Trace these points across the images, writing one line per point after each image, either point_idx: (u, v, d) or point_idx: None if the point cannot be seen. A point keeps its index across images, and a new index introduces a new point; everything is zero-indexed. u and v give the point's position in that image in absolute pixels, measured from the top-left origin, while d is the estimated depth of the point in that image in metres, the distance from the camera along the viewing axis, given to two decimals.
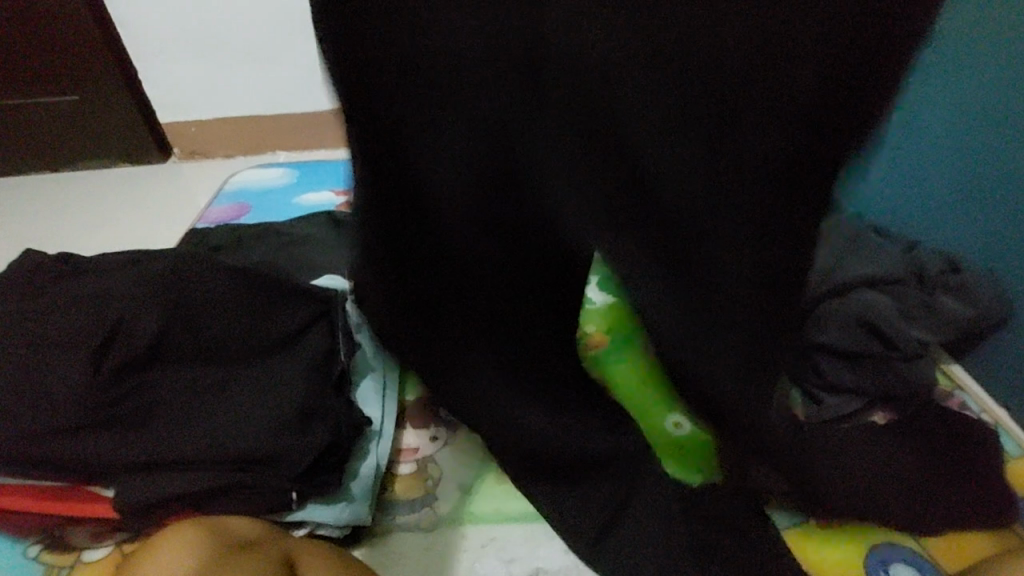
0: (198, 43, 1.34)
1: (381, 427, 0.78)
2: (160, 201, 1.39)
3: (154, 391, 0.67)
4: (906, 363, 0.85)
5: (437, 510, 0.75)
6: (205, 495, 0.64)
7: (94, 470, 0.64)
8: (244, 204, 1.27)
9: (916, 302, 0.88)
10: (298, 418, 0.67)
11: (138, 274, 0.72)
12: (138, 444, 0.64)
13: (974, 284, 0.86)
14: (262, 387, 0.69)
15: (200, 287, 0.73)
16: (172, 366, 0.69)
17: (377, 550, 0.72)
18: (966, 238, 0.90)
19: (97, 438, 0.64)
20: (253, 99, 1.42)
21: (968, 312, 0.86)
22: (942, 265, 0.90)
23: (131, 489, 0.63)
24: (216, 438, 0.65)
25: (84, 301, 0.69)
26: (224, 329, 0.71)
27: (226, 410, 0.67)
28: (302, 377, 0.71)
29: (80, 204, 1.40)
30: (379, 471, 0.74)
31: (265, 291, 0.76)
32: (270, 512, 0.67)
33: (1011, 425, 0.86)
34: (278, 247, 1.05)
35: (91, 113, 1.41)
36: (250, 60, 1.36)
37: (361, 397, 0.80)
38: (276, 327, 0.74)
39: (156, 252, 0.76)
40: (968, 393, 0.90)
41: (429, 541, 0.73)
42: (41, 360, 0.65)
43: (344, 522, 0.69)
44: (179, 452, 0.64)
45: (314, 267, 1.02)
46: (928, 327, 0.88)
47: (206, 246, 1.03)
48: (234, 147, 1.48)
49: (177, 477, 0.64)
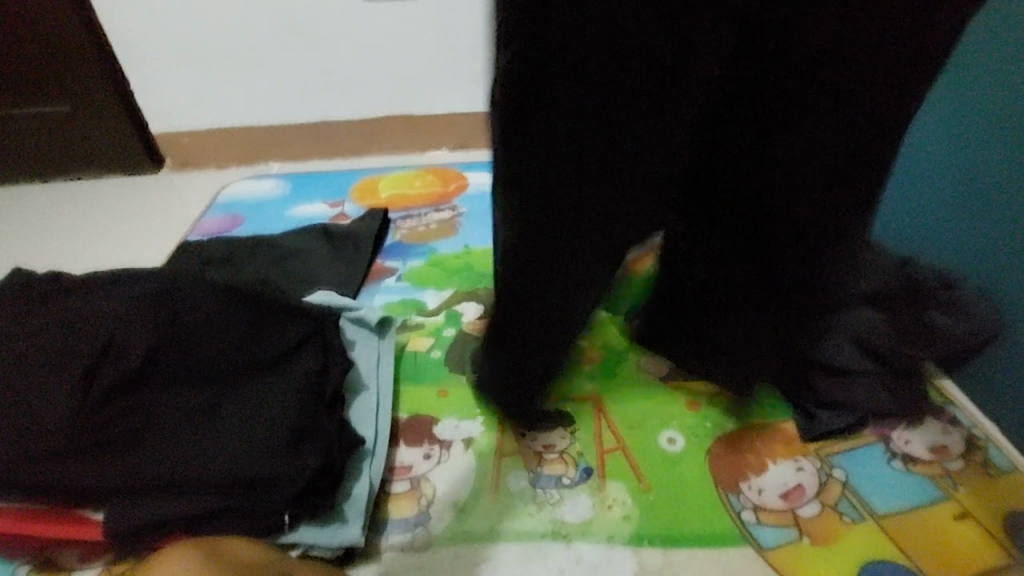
0: (193, 56, 1.34)
1: (375, 447, 0.77)
2: (152, 212, 1.38)
3: (145, 411, 0.66)
4: (895, 380, 0.87)
5: (430, 530, 0.75)
6: (197, 518, 0.64)
7: (84, 493, 0.64)
8: (237, 216, 1.27)
9: (908, 321, 0.90)
10: (292, 438, 0.67)
11: (132, 293, 0.71)
12: (129, 465, 0.64)
13: (965, 301, 0.87)
14: (255, 407, 0.69)
15: (194, 306, 0.72)
16: (164, 386, 0.68)
17: (370, 571, 0.71)
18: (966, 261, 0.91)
19: (88, 459, 0.63)
20: (248, 111, 1.42)
21: (961, 330, 0.86)
22: (935, 281, 0.90)
23: (121, 511, 0.63)
24: (208, 460, 0.64)
25: (75, 321, 0.69)
26: (217, 349, 0.71)
27: (218, 430, 0.67)
28: (295, 396, 0.70)
29: (70, 215, 1.38)
30: (372, 491, 0.73)
31: (258, 309, 0.76)
32: (262, 534, 0.66)
33: (1002, 442, 0.86)
34: (271, 262, 1.04)
35: (84, 124, 1.41)
36: (245, 73, 1.36)
37: (355, 415, 0.80)
38: (270, 346, 0.74)
39: (150, 271, 0.76)
40: (959, 410, 0.90)
41: (422, 562, 0.72)
42: (29, 381, 0.65)
43: (336, 544, 0.68)
44: (171, 473, 0.64)
45: (307, 282, 1.02)
46: (922, 343, 0.89)
47: (198, 261, 1.03)
48: (228, 159, 1.48)
49: (168, 500, 0.63)
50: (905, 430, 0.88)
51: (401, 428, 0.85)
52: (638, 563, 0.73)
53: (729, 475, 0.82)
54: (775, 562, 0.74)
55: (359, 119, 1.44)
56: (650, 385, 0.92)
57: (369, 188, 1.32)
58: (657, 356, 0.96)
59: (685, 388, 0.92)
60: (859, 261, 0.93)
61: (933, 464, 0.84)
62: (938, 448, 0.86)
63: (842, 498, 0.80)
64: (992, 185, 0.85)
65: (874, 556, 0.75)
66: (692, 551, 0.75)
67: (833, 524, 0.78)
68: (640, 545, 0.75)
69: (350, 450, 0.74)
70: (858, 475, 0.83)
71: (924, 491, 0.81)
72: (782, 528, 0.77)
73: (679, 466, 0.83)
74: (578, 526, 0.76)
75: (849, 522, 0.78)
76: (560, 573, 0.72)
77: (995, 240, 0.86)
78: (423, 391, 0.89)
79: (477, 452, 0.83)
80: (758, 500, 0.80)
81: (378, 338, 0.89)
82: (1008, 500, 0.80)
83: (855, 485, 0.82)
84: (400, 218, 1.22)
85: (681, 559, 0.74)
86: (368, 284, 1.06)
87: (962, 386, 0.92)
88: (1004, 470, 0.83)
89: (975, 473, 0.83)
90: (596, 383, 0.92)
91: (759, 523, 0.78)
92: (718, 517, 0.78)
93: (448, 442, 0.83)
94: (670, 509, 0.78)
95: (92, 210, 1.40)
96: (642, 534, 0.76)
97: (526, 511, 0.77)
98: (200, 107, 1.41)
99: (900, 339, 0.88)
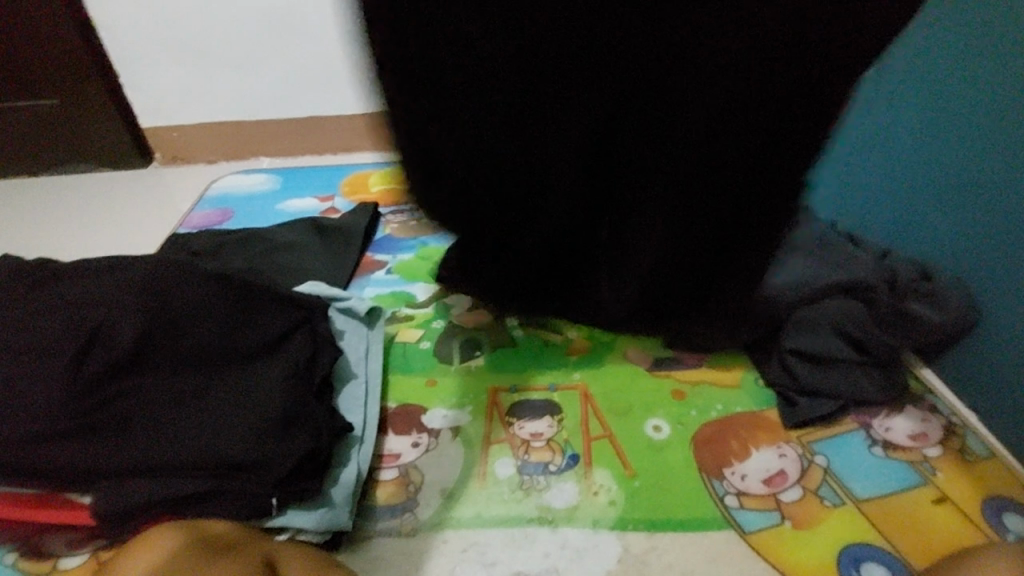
0: (183, 50, 1.33)
1: (363, 434, 0.78)
2: (141, 206, 1.38)
3: (134, 397, 0.67)
4: (876, 367, 0.88)
5: (418, 516, 0.76)
6: (186, 501, 0.64)
7: (72, 476, 0.64)
8: (227, 209, 1.27)
9: (888, 310, 0.90)
10: (280, 424, 0.67)
11: (120, 280, 0.72)
12: (118, 449, 0.64)
13: (944, 292, 0.88)
14: (243, 394, 0.69)
15: (182, 293, 0.73)
16: (153, 372, 0.69)
17: (358, 556, 0.72)
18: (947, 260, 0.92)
19: (76, 443, 0.63)
20: (238, 105, 1.41)
21: (940, 320, 0.88)
22: (914, 273, 0.92)
23: (109, 495, 0.63)
24: (197, 444, 0.65)
25: (63, 307, 0.69)
26: (206, 336, 0.71)
27: (207, 416, 0.67)
28: (284, 382, 0.71)
29: (58, 208, 1.38)
30: (360, 477, 0.74)
31: (247, 297, 0.76)
32: (250, 518, 0.67)
33: (979, 428, 0.88)
34: (260, 254, 1.04)
35: (72, 118, 1.40)
36: (235, 67, 1.36)
37: (344, 403, 0.80)
38: (258, 334, 0.74)
39: (138, 259, 0.76)
40: (938, 398, 0.92)
41: (409, 547, 0.73)
42: (17, 365, 0.65)
43: (324, 528, 0.68)
44: (160, 457, 0.64)
45: (297, 273, 1.02)
46: (900, 332, 0.90)
47: (187, 252, 1.03)
48: (218, 153, 1.48)
49: (156, 483, 0.64)
50: (886, 418, 0.89)
51: (389, 416, 0.86)
52: (623, 546, 0.75)
53: (713, 461, 0.84)
54: (758, 545, 0.76)
55: (349, 115, 1.44)
56: (636, 374, 0.94)
57: (359, 182, 1.33)
58: (643, 346, 0.97)
59: (671, 377, 0.93)
60: (840, 252, 0.95)
61: (912, 451, 0.86)
62: (916, 434, 0.88)
63: (823, 482, 0.82)
64: (977, 179, 0.85)
65: (854, 538, 0.77)
66: (675, 535, 0.76)
67: (814, 508, 0.80)
68: (624, 529, 0.76)
69: (338, 437, 0.75)
70: (839, 460, 0.85)
71: (902, 475, 0.83)
72: (765, 513, 0.79)
73: (663, 454, 0.84)
74: (564, 511, 0.77)
75: (829, 506, 0.80)
76: (546, 557, 0.73)
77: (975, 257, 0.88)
78: (412, 381, 0.90)
79: (465, 440, 0.83)
80: (742, 485, 0.81)
81: (367, 328, 0.89)
82: (984, 484, 0.82)
83: (836, 470, 0.83)
84: (390, 212, 1.22)
85: (665, 543, 0.75)
86: (358, 276, 1.07)
87: (940, 374, 0.94)
88: (981, 455, 0.85)
89: (951, 459, 0.85)
90: (583, 373, 0.93)
91: (742, 507, 0.79)
92: (702, 503, 0.79)
93: (436, 431, 0.84)
94: (653, 494, 0.80)
95: (80, 203, 1.39)
96: (626, 519, 0.77)
97: (513, 497, 0.78)
98: (190, 102, 1.40)
99: (880, 328, 0.89)
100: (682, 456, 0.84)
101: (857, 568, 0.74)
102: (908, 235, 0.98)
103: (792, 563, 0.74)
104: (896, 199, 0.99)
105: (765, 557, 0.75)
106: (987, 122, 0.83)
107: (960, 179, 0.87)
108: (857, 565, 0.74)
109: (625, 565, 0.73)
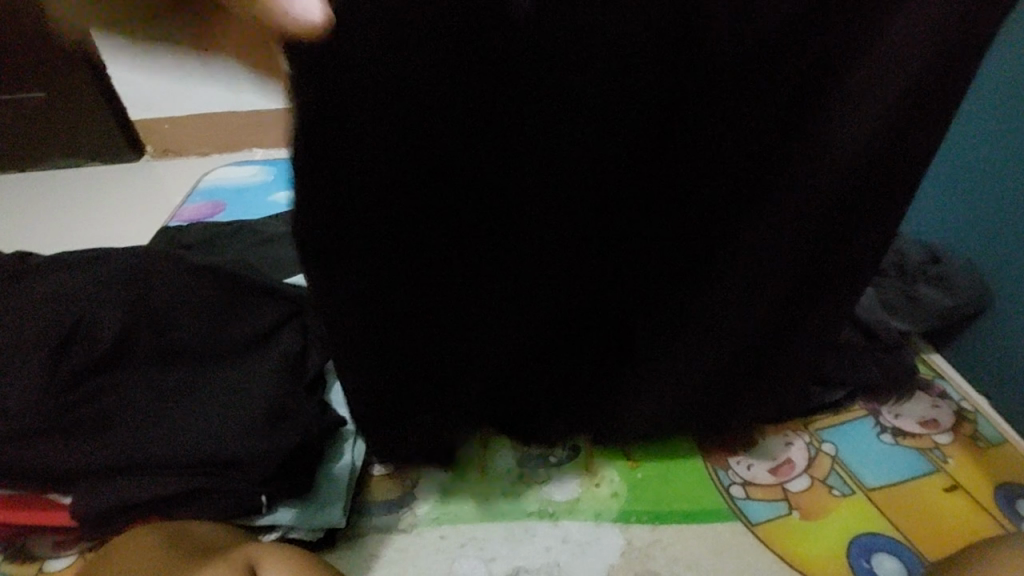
0: (169, 39, 1.28)
1: (357, 427, 0.75)
2: (130, 200, 1.35)
3: (118, 394, 0.65)
4: (885, 353, 0.85)
5: (415, 511, 0.74)
6: (173, 500, 0.62)
7: (55, 477, 0.62)
8: (218, 202, 1.24)
9: (896, 293, 0.88)
10: (268, 420, 0.65)
11: (102, 275, 0.69)
12: (100, 449, 0.62)
13: (954, 274, 0.85)
14: (228, 391, 0.67)
15: (164, 289, 0.70)
16: (137, 369, 0.67)
17: (353, 554, 0.70)
18: (976, 257, 0.87)
19: (59, 443, 0.62)
20: (229, 95, 1.38)
21: (950, 303, 0.85)
22: (922, 256, 0.89)
23: (93, 495, 0.61)
24: (181, 443, 0.63)
25: (41, 303, 0.66)
26: (190, 331, 0.69)
27: (191, 414, 0.65)
28: (271, 378, 0.68)
29: (46, 203, 1.35)
30: (354, 472, 0.71)
31: (234, 289, 0.73)
32: (240, 516, 0.65)
33: (990, 412, 0.86)
34: (251, 247, 1.00)
35: (58, 110, 1.36)
36: (223, 55, 1.32)
37: (335, 396, 0.77)
38: (246, 328, 0.71)
39: (118, 253, 0.73)
40: (948, 383, 0.89)
41: (406, 544, 0.71)
42: None
43: (317, 526, 0.66)
44: (143, 457, 0.62)
45: (290, 266, 0.98)
46: (910, 317, 0.87)
47: (175, 246, 0.99)
48: (210, 145, 1.45)
49: (141, 483, 0.62)
50: (895, 404, 0.87)
51: None
52: (626, 540, 0.72)
53: (717, 452, 0.81)
54: (765, 537, 0.73)
55: None
56: None
57: None
58: None
59: None
60: None
61: (922, 438, 0.83)
62: (927, 421, 0.85)
63: (832, 471, 0.80)
64: (1004, 141, 0.80)
65: (864, 527, 0.74)
66: (680, 528, 0.74)
67: (822, 498, 0.77)
68: (627, 522, 0.74)
69: (330, 432, 0.72)
70: (849, 448, 0.82)
71: (914, 463, 0.81)
72: (772, 503, 0.77)
73: (666, 445, 0.82)
74: (565, 504, 0.75)
75: (839, 495, 0.77)
76: (547, 551, 0.71)
77: (997, 294, 0.84)
78: None
79: None
80: (747, 475, 0.79)
81: None
82: (997, 470, 0.80)
83: (845, 459, 0.81)
84: None
85: (669, 536, 0.73)
86: None
87: (950, 358, 0.91)
88: (992, 441, 0.83)
89: (963, 445, 0.82)
90: None
91: (748, 498, 0.77)
92: (708, 495, 0.77)
93: None
94: (656, 486, 0.77)
95: (68, 198, 1.36)
96: (628, 511, 0.75)
97: (512, 490, 0.76)
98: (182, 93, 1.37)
99: (887, 312, 0.87)
100: (685, 446, 0.82)
101: (867, 558, 0.72)
102: (954, 234, 0.89)
103: (801, 555, 0.72)
104: (964, 183, 0.86)
105: (773, 549, 0.73)
106: (998, 81, 0.79)
107: (1004, 159, 0.80)
108: (867, 556, 0.72)
109: (628, 559, 0.71)
